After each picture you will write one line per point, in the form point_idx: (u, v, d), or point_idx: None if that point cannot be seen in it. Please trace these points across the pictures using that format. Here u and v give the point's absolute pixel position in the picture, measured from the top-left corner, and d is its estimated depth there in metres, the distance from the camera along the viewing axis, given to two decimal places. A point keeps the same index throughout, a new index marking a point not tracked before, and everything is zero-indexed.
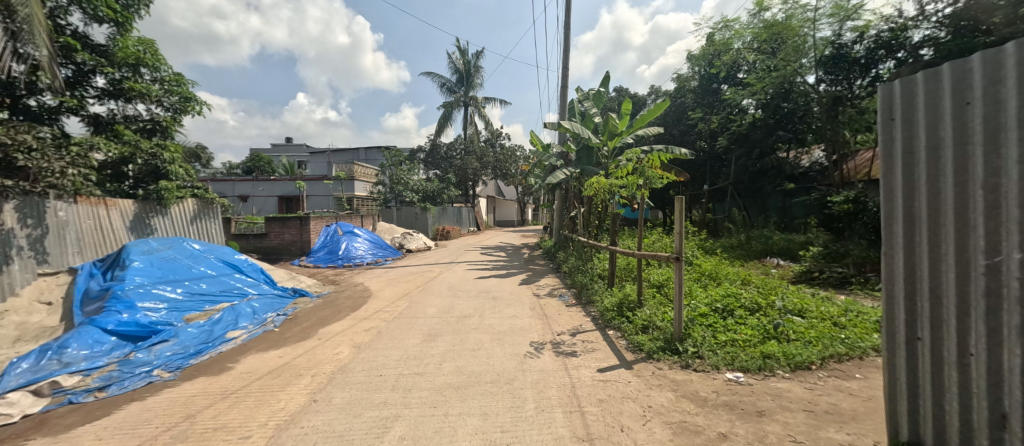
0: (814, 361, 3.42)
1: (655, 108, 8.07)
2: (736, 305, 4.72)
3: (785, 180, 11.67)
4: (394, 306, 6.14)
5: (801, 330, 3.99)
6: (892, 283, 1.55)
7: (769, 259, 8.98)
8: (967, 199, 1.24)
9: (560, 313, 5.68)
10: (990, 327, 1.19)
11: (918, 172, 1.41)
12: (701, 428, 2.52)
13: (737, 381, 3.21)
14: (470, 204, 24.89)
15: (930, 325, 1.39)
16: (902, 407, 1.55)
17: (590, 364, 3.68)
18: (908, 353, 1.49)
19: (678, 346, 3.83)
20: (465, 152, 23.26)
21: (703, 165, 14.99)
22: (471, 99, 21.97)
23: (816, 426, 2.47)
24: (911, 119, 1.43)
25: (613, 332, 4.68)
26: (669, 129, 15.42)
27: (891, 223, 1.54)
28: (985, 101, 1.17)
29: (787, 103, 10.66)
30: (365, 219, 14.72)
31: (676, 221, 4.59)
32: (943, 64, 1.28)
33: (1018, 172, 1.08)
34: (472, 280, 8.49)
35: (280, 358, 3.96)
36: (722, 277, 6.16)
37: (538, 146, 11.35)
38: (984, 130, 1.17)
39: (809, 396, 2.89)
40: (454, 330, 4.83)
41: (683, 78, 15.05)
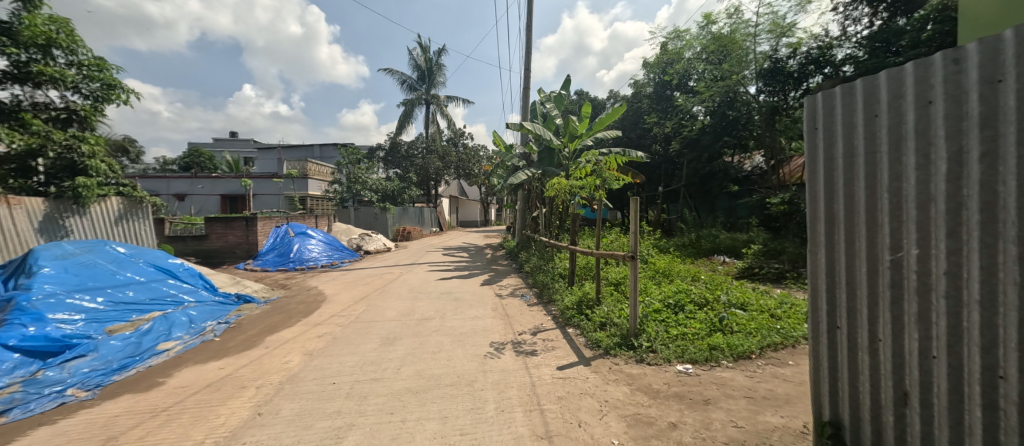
0: (754, 350, 3.69)
1: (612, 111, 8.31)
2: (686, 300, 4.99)
3: (730, 182, 12.68)
4: (351, 310, 5.89)
5: (743, 323, 4.29)
6: (816, 276, 1.69)
7: (716, 256, 9.61)
8: (875, 202, 1.40)
9: (521, 313, 5.72)
10: (893, 315, 1.34)
11: (837, 176, 1.55)
12: (653, 419, 2.63)
13: (686, 372, 3.40)
14: (432, 204, 24.49)
15: (847, 315, 1.53)
16: (823, 390, 1.69)
17: (549, 362, 3.74)
18: (829, 340, 1.63)
19: (633, 341, 3.99)
20: (426, 151, 22.85)
21: (657, 168, 15.73)
22: (433, 97, 21.61)
23: (755, 411, 2.67)
24: (830, 128, 1.58)
25: (573, 330, 4.79)
26: (627, 132, 16.04)
27: (815, 222, 1.68)
28: (890, 114, 1.32)
29: (732, 111, 11.35)
30: (320, 219, 14.04)
31: (631, 221, 4.78)
32: (857, 80, 1.42)
33: (916, 177, 1.24)
34: (434, 281, 8.36)
35: (221, 370, 3.67)
36: (674, 274, 6.51)
37: (501, 146, 11.39)
38: (888, 139, 1.32)
39: (749, 384, 3.12)
40: (414, 333, 4.72)
41: (639, 84, 15.72)
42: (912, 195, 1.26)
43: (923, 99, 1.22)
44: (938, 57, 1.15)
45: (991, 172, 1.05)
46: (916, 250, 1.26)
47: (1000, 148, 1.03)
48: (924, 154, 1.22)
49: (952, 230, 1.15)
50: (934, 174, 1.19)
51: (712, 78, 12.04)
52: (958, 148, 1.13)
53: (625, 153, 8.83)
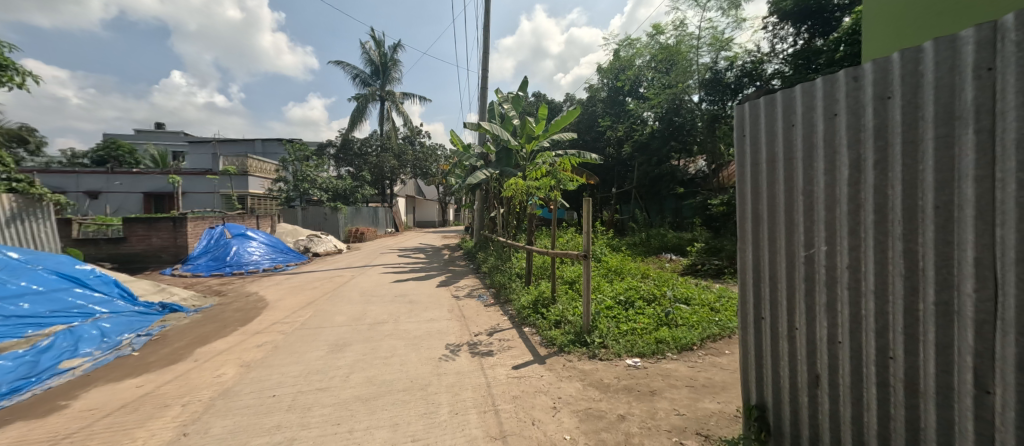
0: (696, 342, 3.95)
1: (568, 114, 8.46)
2: (636, 296, 5.24)
3: (676, 184, 13.23)
4: (296, 316, 5.54)
5: (687, 316, 4.58)
6: (744, 271, 1.82)
7: (664, 254, 10.17)
8: (791, 204, 1.54)
9: (478, 314, 5.69)
10: (808, 306, 1.48)
11: (762, 180, 1.69)
12: (604, 413, 2.72)
13: (635, 365, 3.55)
14: (387, 204, 23.70)
15: (770, 306, 1.67)
16: (751, 376, 1.83)
17: (505, 362, 3.76)
18: (755, 330, 1.77)
19: (586, 338, 4.10)
20: (381, 148, 22.09)
21: (611, 170, 16.35)
22: (388, 94, 20.91)
23: (695, 399, 2.85)
24: (755, 136, 1.72)
25: (529, 329, 4.85)
26: (582, 135, 16.52)
27: (744, 222, 1.81)
28: (803, 124, 1.46)
29: (679, 118, 12.17)
30: (262, 219, 13.06)
31: (584, 221, 4.92)
32: (777, 92, 1.56)
33: (825, 181, 1.38)
34: (388, 283, 8.09)
35: (139, 388, 3.28)
36: (626, 272, 6.80)
37: (458, 146, 11.28)
38: (803, 146, 1.46)
39: (691, 373, 3.33)
40: (365, 338, 4.53)
41: (594, 89, 16.27)
42: (821, 198, 1.40)
43: (831, 112, 1.36)
44: (842, 75, 1.29)
45: (881, 178, 1.21)
46: (825, 247, 1.40)
47: (889, 157, 1.18)
48: (831, 160, 1.36)
49: (853, 228, 1.30)
50: (838, 180, 1.34)
51: (660, 86, 12.75)
52: (856, 157, 1.27)
53: (579, 155, 9.05)
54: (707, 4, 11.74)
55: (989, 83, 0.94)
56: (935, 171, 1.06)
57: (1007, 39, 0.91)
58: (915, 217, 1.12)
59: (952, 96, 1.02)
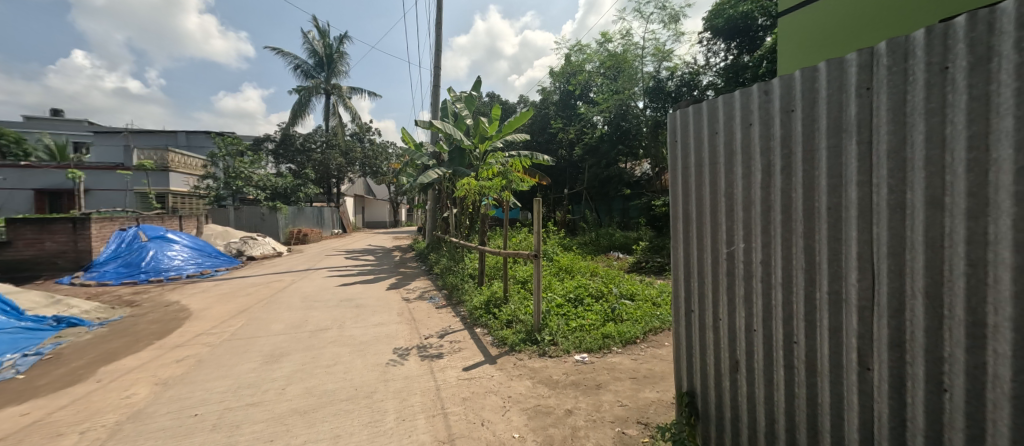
0: (639, 336, 4.18)
1: (520, 116, 8.50)
2: (585, 293, 5.43)
3: (623, 186, 13.77)
4: (225, 326, 5.06)
5: (631, 311, 4.84)
6: (677, 268, 1.93)
7: (612, 252, 10.64)
8: (714, 205, 1.66)
9: (429, 316, 5.57)
10: (729, 298, 1.61)
11: (690, 183, 1.80)
12: (552, 409, 2.79)
13: (583, 361, 3.68)
14: (334, 204, 22.47)
15: (697, 300, 1.80)
16: (683, 365, 1.95)
17: (455, 364, 3.71)
18: (686, 322, 1.90)
19: (536, 336, 4.17)
20: (326, 145, 20.91)
21: (563, 172, 16.80)
22: (334, 87, 19.84)
23: (637, 389, 3.01)
24: (685, 142, 1.83)
25: (480, 329, 4.83)
26: (535, 136, 16.83)
27: (675, 221, 1.93)
28: (724, 131, 1.58)
29: (626, 123, 12.90)
30: (186, 220, 11.79)
31: (535, 222, 5.00)
32: (704, 101, 1.68)
33: (742, 185, 1.51)
34: (333, 287, 7.66)
35: (24, 417, 2.82)
36: (576, 270, 7.01)
37: (409, 144, 10.98)
38: (724, 152, 1.59)
39: (634, 365, 3.51)
40: (306, 346, 4.26)
41: (547, 91, 16.64)
42: (738, 200, 1.54)
43: (746, 121, 1.49)
44: (755, 89, 1.42)
45: (787, 181, 1.34)
46: (742, 244, 1.53)
47: (793, 164, 1.32)
48: (747, 166, 1.49)
49: (765, 227, 1.43)
50: (752, 184, 1.47)
51: (609, 91, 13.37)
52: (767, 163, 1.41)
53: (532, 156, 9.17)
54: (650, 16, 12.49)
55: (867, 101, 1.09)
56: (828, 177, 1.21)
57: (880, 64, 1.06)
58: (813, 217, 1.26)
59: (840, 111, 1.17)
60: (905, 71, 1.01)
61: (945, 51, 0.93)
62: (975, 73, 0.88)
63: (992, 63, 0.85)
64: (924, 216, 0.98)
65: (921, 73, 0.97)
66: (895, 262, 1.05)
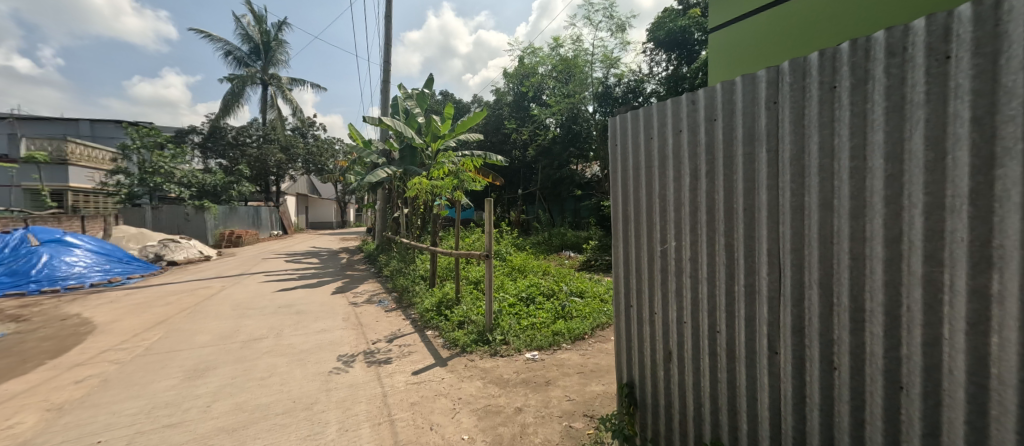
0: (587, 331, 4.33)
1: (474, 116, 8.45)
2: (536, 292, 5.52)
3: (575, 187, 14.23)
4: (138, 341, 4.50)
5: (580, 308, 5.01)
6: (617, 266, 2.03)
7: (564, 251, 10.91)
8: (650, 206, 1.77)
9: (378, 320, 5.36)
10: (663, 293, 1.71)
11: (629, 185, 1.91)
12: (502, 408, 2.81)
13: (534, 359, 3.74)
14: (272, 203, 20.86)
15: (636, 295, 1.90)
16: (623, 357, 2.05)
17: (405, 369, 3.60)
18: (625, 316, 2.00)
19: (488, 336, 4.17)
20: (263, 139, 19.37)
21: (517, 172, 16.96)
22: (273, 78, 18.43)
23: (585, 383, 3.12)
24: (624, 146, 1.93)
25: (431, 332, 4.74)
26: (488, 136, 16.83)
27: (616, 221, 2.03)
28: (659, 137, 1.69)
29: (577, 125, 13.36)
30: (90, 221, 10.33)
31: (486, 222, 5.00)
32: (641, 108, 1.78)
33: (673, 187, 1.62)
34: (270, 293, 7.10)
35: None
36: (529, 269, 7.11)
37: (357, 141, 10.49)
38: (658, 156, 1.70)
39: (582, 360, 3.63)
40: (237, 358, 3.91)
41: (501, 92, 16.74)
42: (669, 202, 1.65)
43: (677, 129, 1.59)
44: (685, 99, 1.53)
45: (710, 184, 1.45)
46: (673, 242, 1.64)
47: (714, 168, 1.44)
48: (678, 169, 1.60)
49: (692, 226, 1.54)
50: (682, 186, 1.58)
51: (563, 95, 13.46)
52: (693, 167, 1.52)
53: (485, 155, 9.14)
54: (599, 24, 13.03)
55: (775, 114, 1.23)
56: (744, 180, 1.33)
57: (784, 80, 1.19)
58: (731, 217, 1.38)
59: (752, 121, 1.30)
60: (804, 88, 1.14)
61: (834, 71, 1.07)
62: (856, 92, 1.02)
63: (867, 85, 1.00)
64: (820, 216, 1.11)
65: (816, 91, 1.11)
66: (797, 256, 1.19)
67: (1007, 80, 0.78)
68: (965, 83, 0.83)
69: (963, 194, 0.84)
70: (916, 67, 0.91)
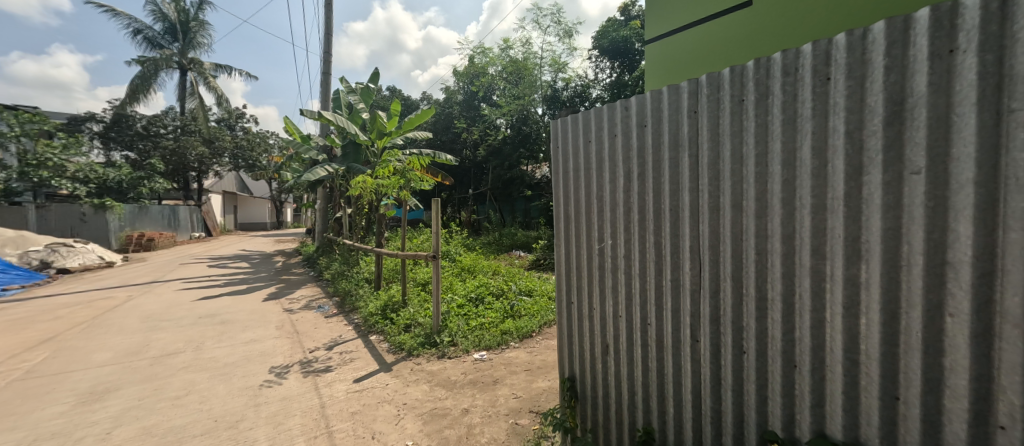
0: (535, 329, 4.42)
1: (422, 113, 8.23)
2: (486, 292, 5.52)
3: (525, 188, 14.19)
4: (16, 363, 3.82)
5: (529, 306, 5.09)
6: (559, 265, 2.10)
7: (515, 251, 11.01)
8: (589, 206, 1.85)
9: (317, 327, 5.04)
10: (601, 290, 1.80)
11: (570, 187, 1.99)
12: (448, 410, 2.77)
13: (481, 358, 3.74)
14: (194, 202, 18.75)
15: (576, 292, 1.98)
16: (565, 353, 2.12)
17: (346, 377, 3.42)
18: (567, 312, 2.08)
19: (435, 338, 4.09)
20: (181, 131, 17.33)
21: (467, 172, 16.58)
22: (194, 62, 16.55)
23: (531, 381, 3.18)
24: (566, 149, 2.01)
25: (376, 336, 4.55)
26: (438, 135, 16.53)
27: (558, 221, 2.10)
28: (596, 141, 1.77)
29: (526, 127, 13.61)
30: None
31: (434, 222, 4.91)
32: (580, 113, 1.86)
33: (609, 188, 1.71)
34: (189, 302, 6.37)
35: None
36: (478, 269, 7.08)
37: (294, 135, 9.78)
38: (596, 159, 1.78)
39: (529, 358, 3.70)
40: (147, 376, 3.47)
41: (451, 91, 16.56)
42: (606, 202, 1.73)
43: (612, 133, 1.68)
44: (620, 105, 1.62)
45: (641, 186, 1.55)
46: (610, 241, 1.73)
47: (644, 171, 1.54)
48: (613, 172, 1.69)
49: (626, 226, 1.63)
50: (617, 187, 1.67)
51: (511, 96, 14.08)
52: (627, 170, 1.61)
53: (434, 154, 8.93)
54: (547, 29, 13.39)
55: (695, 122, 1.34)
56: (669, 182, 1.43)
57: (702, 92, 1.30)
58: (660, 217, 1.49)
59: (676, 129, 1.40)
60: (718, 99, 1.26)
61: (742, 85, 1.19)
62: (759, 105, 1.15)
63: (769, 99, 1.13)
64: (731, 216, 1.24)
65: (728, 104, 1.23)
66: (713, 252, 1.31)
67: (869, 100, 0.92)
68: (839, 102, 0.97)
69: (840, 197, 0.99)
70: (804, 85, 1.04)
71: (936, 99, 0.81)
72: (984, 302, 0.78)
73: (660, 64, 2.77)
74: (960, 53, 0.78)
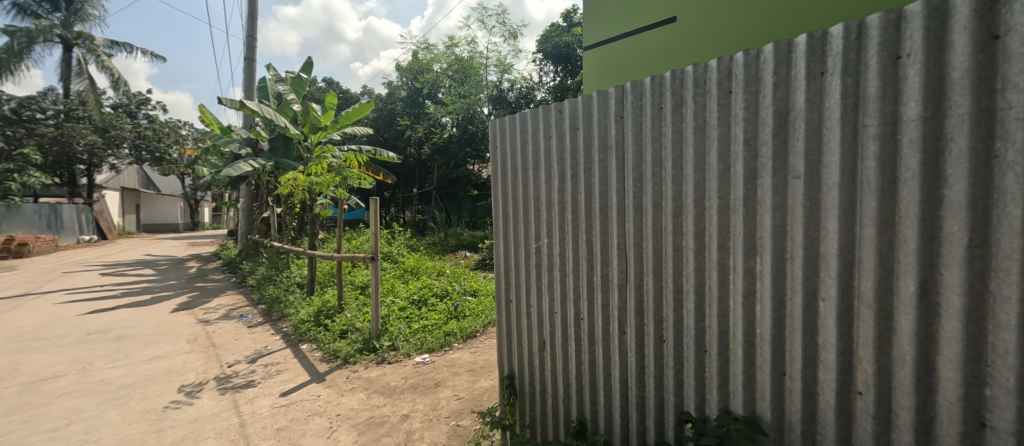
0: (479, 329, 4.40)
1: (361, 108, 7.77)
2: (429, 294, 5.39)
3: (471, 187, 14.03)
4: None
5: (473, 306, 5.07)
6: (498, 264, 2.12)
7: (460, 251, 10.87)
8: (526, 205, 1.88)
9: (239, 338, 4.57)
10: (539, 287, 1.84)
11: (507, 188, 2.02)
12: (386, 418, 2.66)
13: (423, 362, 3.65)
14: (82, 200, 16.04)
15: (515, 290, 2.01)
16: (504, 351, 2.15)
17: (271, 391, 3.15)
18: (505, 311, 2.11)
19: (374, 343, 3.91)
20: (65, 117, 14.68)
21: (412, 171, 15.84)
22: (82, 38, 14.07)
23: (475, 381, 3.17)
24: (504, 149, 2.03)
25: (307, 345, 4.23)
26: (380, 132, 15.84)
27: (497, 221, 2.11)
28: (532, 143, 1.81)
29: (472, 126, 13.53)
30: None
31: (374, 222, 4.70)
32: (518, 114, 1.89)
33: (545, 188, 1.75)
34: (74, 317, 5.43)
35: None
36: (422, 271, 6.88)
37: (212, 126, 8.79)
38: (532, 159, 1.82)
39: (472, 358, 3.68)
40: (13, 407, 2.90)
41: (393, 86, 15.97)
42: (542, 201, 1.78)
43: (547, 135, 1.72)
44: (555, 108, 1.67)
45: (574, 187, 1.61)
46: (545, 240, 1.78)
47: (577, 172, 1.60)
48: (549, 173, 1.73)
49: (561, 226, 1.69)
50: (552, 187, 1.72)
51: (456, 95, 14.04)
52: (561, 171, 1.67)
53: (375, 151, 8.52)
54: (492, 29, 13.47)
55: (621, 126, 1.42)
56: (599, 183, 1.50)
57: (627, 98, 1.39)
58: (591, 217, 1.56)
59: (605, 132, 1.48)
60: (641, 107, 1.35)
61: (662, 94, 1.28)
62: (676, 114, 1.25)
63: (683, 108, 1.23)
64: (652, 215, 1.33)
65: (650, 110, 1.32)
66: (637, 249, 1.40)
67: (761, 113, 1.05)
68: (738, 113, 1.09)
69: (739, 198, 1.11)
70: (710, 97, 1.16)
71: (810, 114, 0.95)
72: (847, 287, 0.91)
73: (599, 66, 2.87)
74: (829, 76, 0.92)
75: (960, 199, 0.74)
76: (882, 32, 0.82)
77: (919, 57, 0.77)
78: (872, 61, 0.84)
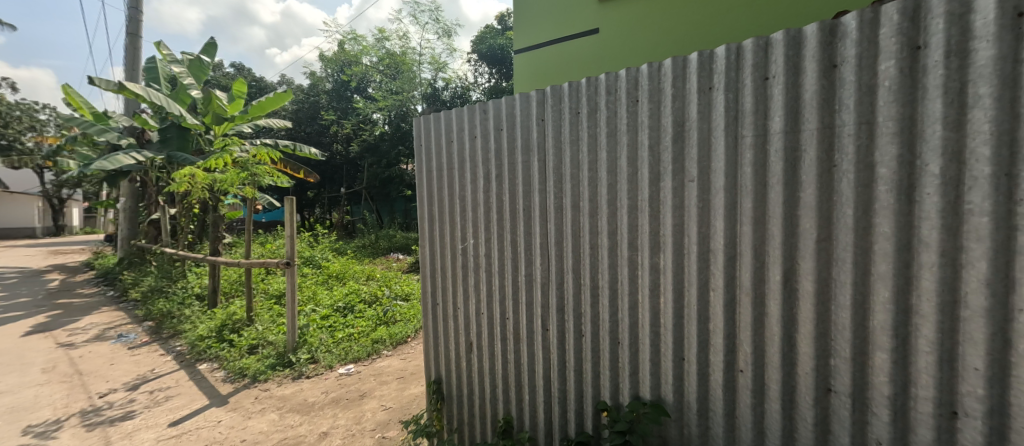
0: (410, 334, 4.24)
1: (277, 97, 7.01)
2: (356, 300, 5.06)
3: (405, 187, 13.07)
4: None
5: (404, 311, 4.87)
6: (424, 266, 2.05)
7: (393, 254, 10.38)
8: (452, 205, 1.85)
9: (117, 362, 3.87)
10: (465, 288, 1.82)
11: (432, 188, 1.97)
12: (302, 438, 2.44)
13: (348, 373, 3.42)
14: None
15: (441, 292, 1.96)
16: (430, 355, 2.08)
17: (158, 420, 2.71)
18: (432, 315, 2.04)
19: (290, 357, 3.56)
20: None
21: (338, 169, 14.76)
22: None
23: (404, 389, 3.03)
24: (429, 148, 1.97)
25: (207, 364, 3.72)
26: (302, 125, 14.57)
27: (423, 222, 2.05)
28: (457, 144, 1.78)
29: (405, 124, 13.06)
30: None
31: (291, 224, 4.30)
32: (442, 112, 1.85)
33: (471, 188, 1.73)
34: None
35: None
36: (349, 275, 6.44)
37: (82, 110, 7.35)
38: (457, 158, 1.79)
39: (402, 365, 3.53)
40: None
41: (317, 78, 14.85)
42: (468, 202, 1.76)
43: (472, 135, 1.71)
44: (480, 109, 1.66)
45: (499, 187, 1.62)
46: (472, 240, 1.76)
47: (502, 172, 1.61)
48: (474, 173, 1.72)
49: (487, 226, 1.68)
50: (477, 187, 1.71)
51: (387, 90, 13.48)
52: (486, 171, 1.66)
53: (294, 146, 7.79)
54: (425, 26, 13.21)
55: (542, 129, 1.45)
56: (523, 184, 1.53)
57: (546, 102, 1.43)
58: (516, 216, 1.57)
59: (527, 134, 1.51)
60: (559, 110, 1.40)
61: (578, 99, 1.34)
62: (591, 119, 1.32)
63: (597, 114, 1.30)
64: (571, 215, 1.38)
65: (568, 114, 1.37)
66: (557, 248, 1.45)
67: (662, 122, 1.14)
68: (644, 121, 1.18)
69: (644, 199, 1.20)
70: (620, 104, 1.23)
71: (701, 123, 1.05)
72: (731, 278, 1.03)
73: (528, 71, 2.93)
74: (715, 91, 1.02)
75: (811, 200, 0.87)
76: (755, 55, 0.95)
77: (781, 79, 0.90)
78: (748, 80, 0.96)
